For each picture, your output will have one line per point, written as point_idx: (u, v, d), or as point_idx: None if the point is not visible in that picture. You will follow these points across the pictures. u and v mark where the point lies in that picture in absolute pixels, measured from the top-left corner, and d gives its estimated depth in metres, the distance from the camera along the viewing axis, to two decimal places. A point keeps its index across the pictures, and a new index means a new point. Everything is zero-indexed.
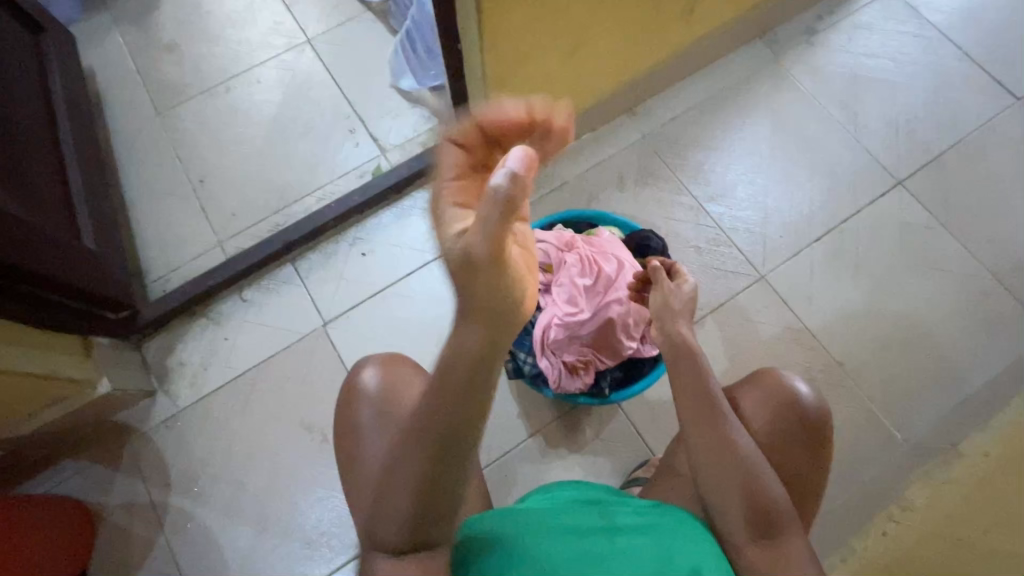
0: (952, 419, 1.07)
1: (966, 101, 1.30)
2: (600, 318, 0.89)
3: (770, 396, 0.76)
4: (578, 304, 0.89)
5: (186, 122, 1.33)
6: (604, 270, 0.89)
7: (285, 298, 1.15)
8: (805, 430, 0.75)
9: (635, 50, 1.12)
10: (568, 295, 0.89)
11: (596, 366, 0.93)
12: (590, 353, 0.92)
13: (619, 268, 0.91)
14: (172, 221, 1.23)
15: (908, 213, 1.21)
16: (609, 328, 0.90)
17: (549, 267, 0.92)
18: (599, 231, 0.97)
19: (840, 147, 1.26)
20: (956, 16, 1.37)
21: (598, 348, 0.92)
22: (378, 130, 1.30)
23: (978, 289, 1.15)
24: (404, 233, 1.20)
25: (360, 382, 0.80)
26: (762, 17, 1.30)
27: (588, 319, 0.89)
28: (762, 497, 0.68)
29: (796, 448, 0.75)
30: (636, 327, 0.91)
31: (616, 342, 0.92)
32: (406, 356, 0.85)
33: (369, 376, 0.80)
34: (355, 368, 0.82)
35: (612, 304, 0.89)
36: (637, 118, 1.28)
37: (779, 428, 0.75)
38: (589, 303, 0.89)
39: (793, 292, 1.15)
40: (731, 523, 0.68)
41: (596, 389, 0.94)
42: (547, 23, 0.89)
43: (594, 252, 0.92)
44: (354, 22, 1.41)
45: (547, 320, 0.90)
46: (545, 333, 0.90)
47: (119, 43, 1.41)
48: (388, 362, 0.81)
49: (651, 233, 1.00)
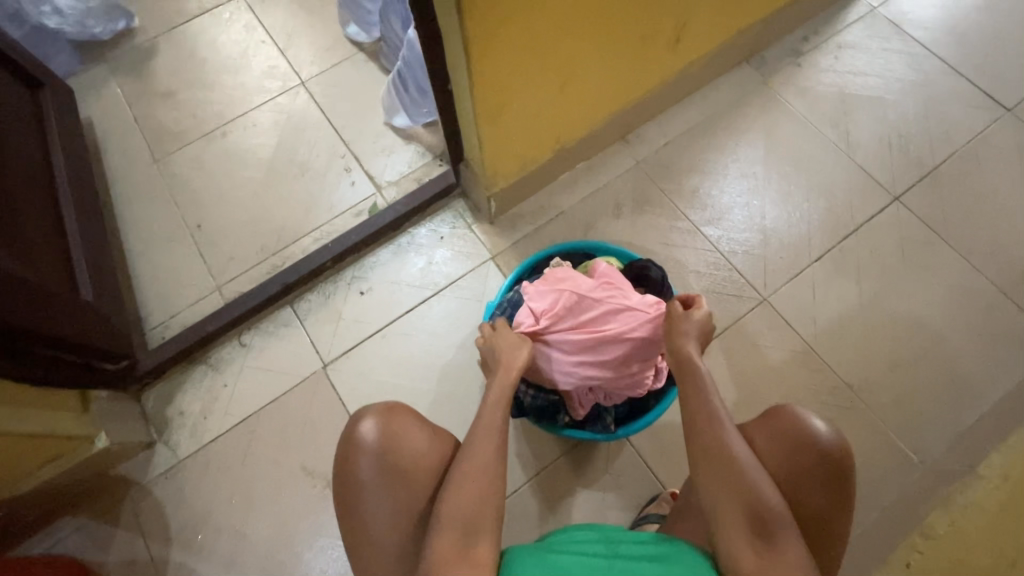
0: (967, 438, 1.05)
1: (957, 114, 1.31)
2: (577, 322, 0.86)
3: (781, 432, 0.76)
4: (549, 305, 0.87)
5: (184, 167, 1.34)
6: (611, 326, 0.85)
7: (284, 341, 1.14)
8: (820, 464, 0.73)
9: (624, 81, 1.13)
10: (541, 306, 0.88)
11: (609, 396, 0.91)
12: (588, 376, 0.86)
13: (610, 276, 0.91)
14: (170, 268, 1.23)
15: (909, 228, 1.20)
16: (593, 334, 0.85)
17: (566, 308, 0.86)
18: (595, 263, 0.95)
19: (833, 165, 1.27)
20: (937, 31, 1.39)
21: (589, 367, 0.86)
22: (373, 168, 1.31)
23: (983, 302, 1.14)
24: (402, 270, 1.19)
25: (360, 434, 0.78)
26: (748, 42, 1.32)
27: (560, 321, 0.87)
28: (765, 522, 0.69)
29: (811, 483, 0.73)
30: (639, 372, 0.88)
31: (604, 356, 0.85)
32: (403, 403, 0.83)
33: (368, 427, 0.78)
34: (355, 417, 0.80)
35: (589, 304, 0.86)
36: (630, 146, 1.29)
37: (801, 473, 0.74)
38: (558, 304, 0.87)
39: (797, 313, 1.14)
40: (729, 536, 0.69)
41: (600, 425, 0.93)
42: (537, 60, 0.91)
43: (610, 302, 0.86)
44: (347, 62, 1.43)
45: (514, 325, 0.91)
46: (549, 365, 0.88)
47: (117, 93, 1.43)
48: (389, 412, 0.80)
49: (650, 262, 0.97)
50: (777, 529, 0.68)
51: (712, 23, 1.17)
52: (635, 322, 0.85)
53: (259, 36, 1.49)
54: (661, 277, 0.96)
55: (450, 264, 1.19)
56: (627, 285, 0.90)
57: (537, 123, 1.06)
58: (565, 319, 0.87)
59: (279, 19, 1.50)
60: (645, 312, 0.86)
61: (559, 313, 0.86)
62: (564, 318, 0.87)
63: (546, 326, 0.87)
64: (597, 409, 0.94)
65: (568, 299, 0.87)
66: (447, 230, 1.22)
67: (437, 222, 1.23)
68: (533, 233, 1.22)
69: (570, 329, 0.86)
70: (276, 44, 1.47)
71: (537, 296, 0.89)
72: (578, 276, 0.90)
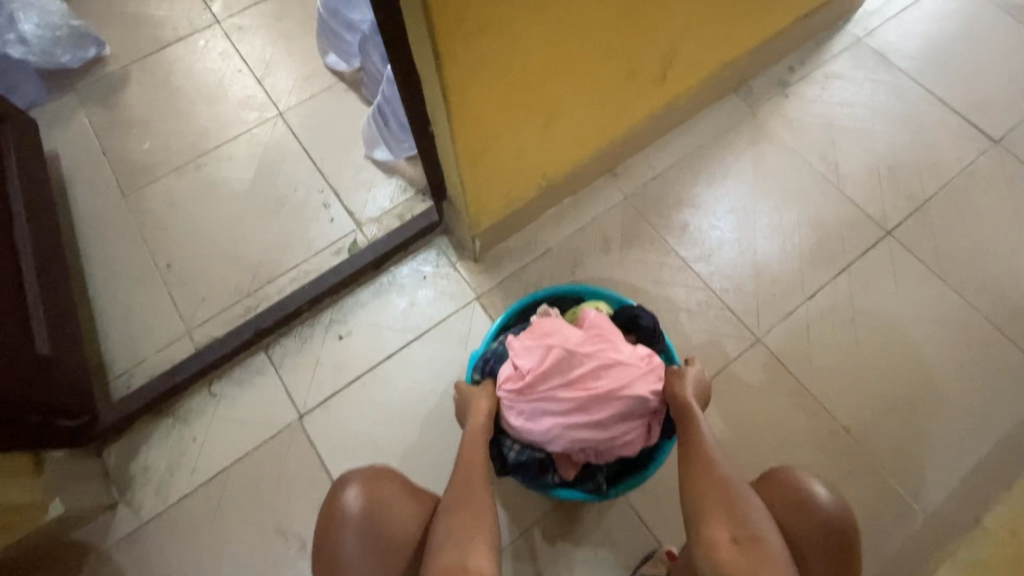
0: (967, 484, 1.02)
1: (945, 145, 1.30)
2: (567, 380, 0.82)
3: (785, 481, 0.80)
4: (536, 361, 0.84)
5: (155, 202, 1.28)
6: (602, 383, 0.81)
7: (258, 390, 1.08)
8: (820, 516, 0.76)
9: (611, 116, 1.11)
10: (528, 362, 0.84)
11: (602, 455, 0.86)
12: (580, 438, 0.81)
13: (599, 325, 0.87)
14: (138, 311, 1.17)
15: (902, 264, 1.18)
16: (584, 392, 0.81)
17: (554, 364, 0.82)
18: (585, 310, 0.91)
19: (825, 199, 1.25)
20: (922, 62, 1.39)
21: (580, 428, 0.81)
22: (353, 203, 1.26)
23: (979, 340, 1.12)
24: (383, 311, 1.14)
25: (343, 504, 0.74)
26: (736, 72, 1.30)
27: (548, 378, 0.83)
28: (746, 525, 0.71)
29: (811, 532, 0.76)
30: (631, 431, 0.83)
31: (596, 416, 0.81)
32: (388, 466, 0.80)
33: (352, 496, 0.74)
34: (339, 482, 0.76)
35: (578, 359, 0.83)
36: (618, 179, 1.26)
37: (801, 522, 0.77)
38: (546, 360, 0.83)
39: (791, 354, 1.11)
40: (710, 530, 0.72)
41: (592, 485, 0.89)
42: (518, 101, 0.88)
43: (599, 356, 0.83)
44: (327, 92, 1.39)
45: (500, 383, 0.86)
46: (536, 426, 0.82)
47: (86, 124, 1.37)
48: (374, 479, 0.76)
49: (641, 309, 0.93)
50: (758, 534, 0.71)
51: (700, 56, 1.15)
52: (627, 378, 0.82)
53: (236, 65, 1.44)
54: (652, 324, 0.92)
55: (433, 306, 1.15)
56: (617, 336, 0.87)
57: (521, 162, 1.02)
58: (553, 375, 0.83)
59: (257, 47, 1.46)
60: (636, 366, 0.83)
61: (547, 370, 0.82)
62: (552, 375, 0.82)
63: (533, 384, 0.83)
64: (589, 467, 0.90)
65: (556, 355, 0.83)
66: (430, 269, 1.18)
67: (419, 261, 1.19)
68: (519, 272, 1.17)
69: (559, 388, 0.82)
70: (253, 73, 1.43)
71: (523, 350, 0.86)
72: (565, 327, 0.87)
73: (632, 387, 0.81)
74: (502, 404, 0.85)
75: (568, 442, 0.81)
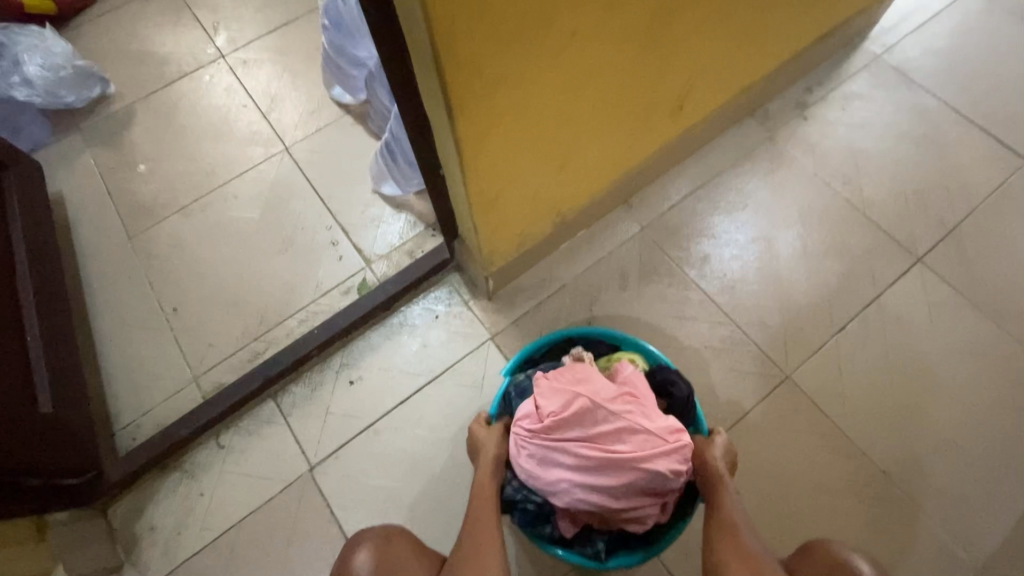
0: (1017, 532, 0.96)
1: (973, 165, 1.25)
2: (587, 434, 0.77)
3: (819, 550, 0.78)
4: (560, 406, 0.79)
5: (159, 244, 1.26)
6: (624, 448, 0.76)
7: (266, 441, 1.05)
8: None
9: (626, 149, 1.07)
10: (550, 406, 0.80)
11: (605, 520, 0.81)
12: (586, 500, 0.76)
13: (632, 383, 0.85)
14: (144, 358, 1.14)
15: (935, 293, 1.13)
16: (601, 452, 0.77)
17: (577, 414, 0.78)
18: (619, 364, 0.89)
19: (850, 225, 1.20)
20: (943, 78, 1.35)
21: (589, 489, 0.76)
22: (362, 240, 1.23)
23: (1021, 373, 1.06)
24: (394, 355, 1.10)
25: (354, 566, 0.74)
26: (752, 96, 1.27)
27: (568, 427, 0.78)
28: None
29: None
30: (641, 505, 0.78)
31: (609, 480, 0.76)
32: (397, 527, 0.81)
33: (363, 560, 0.74)
34: (349, 547, 0.77)
35: (603, 416, 0.78)
36: (633, 210, 1.23)
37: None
38: (570, 407, 0.78)
39: (822, 392, 1.06)
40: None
41: (590, 550, 0.83)
42: (534, 146, 0.85)
43: (627, 419, 0.78)
44: (332, 126, 1.37)
45: (518, 419, 0.82)
46: (543, 475, 0.79)
47: (91, 164, 1.36)
48: (383, 541, 0.77)
49: (678, 378, 0.89)
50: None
51: (716, 84, 1.12)
52: (650, 450, 0.77)
53: (240, 100, 1.42)
54: (685, 396, 0.88)
55: (446, 348, 1.11)
56: (650, 402, 0.82)
57: (537, 202, 0.99)
58: (574, 426, 0.78)
59: (262, 81, 1.45)
60: (663, 441, 0.77)
61: (569, 419, 0.78)
62: (574, 425, 0.78)
63: (551, 429, 0.79)
64: (589, 530, 0.85)
65: (582, 405, 0.78)
66: (442, 309, 1.14)
67: (430, 300, 1.15)
68: (534, 309, 1.14)
69: (577, 441, 0.78)
70: (258, 108, 1.41)
71: (547, 391, 0.81)
72: (597, 379, 0.82)
73: (653, 462, 0.76)
74: (515, 441, 0.82)
75: (573, 500, 0.76)
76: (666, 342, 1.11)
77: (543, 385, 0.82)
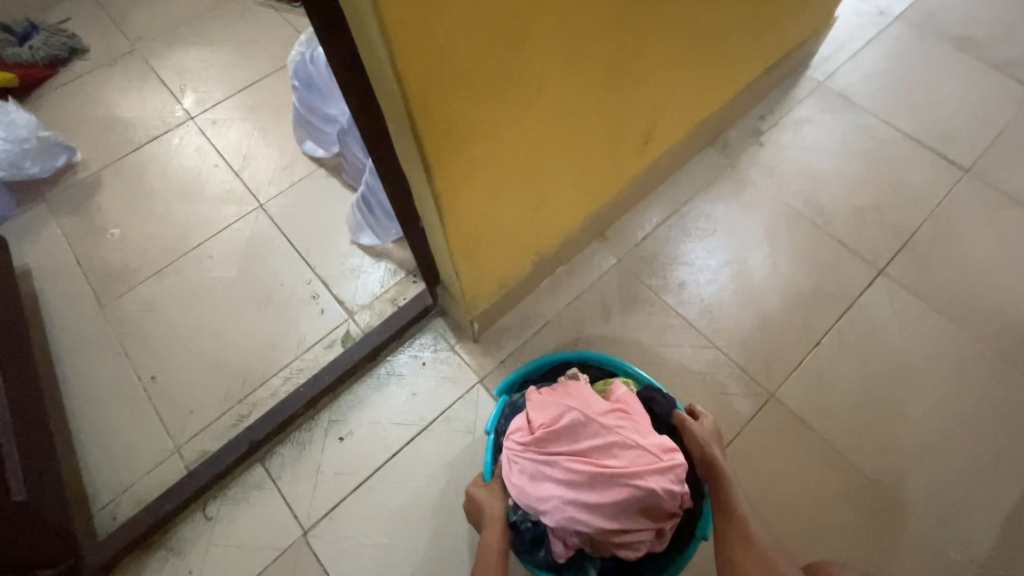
0: (1007, 529, 0.99)
1: (920, 178, 1.33)
2: (579, 447, 0.79)
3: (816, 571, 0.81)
4: (552, 418, 0.82)
5: (133, 311, 1.23)
6: (615, 463, 0.77)
7: (255, 509, 1.01)
8: None
9: (598, 186, 1.11)
10: (542, 419, 0.82)
11: (597, 545, 0.79)
12: (577, 519, 0.75)
13: (626, 402, 0.85)
14: (121, 431, 1.10)
15: (901, 302, 1.18)
16: (593, 467, 0.77)
17: (568, 426, 0.80)
18: (613, 384, 0.90)
19: (814, 243, 1.26)
20: (883, 98, 1.45)
21: (579, 506, 0.76)
22: (343, 291, 1.23)
23: (989, 372, 1.11)
24: (383, 407, 1.09)
25: None
26: (711, 127, 1.33)
27: (558, 439, 0.80)
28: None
29: None
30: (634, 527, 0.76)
31: (600, 498, 0.76)
32: None
33: None
34: None
35: (594, 429, 0.80)
36: (608, 242, 1.26)
37: None
38: (562, 419, 0.81)
39: (807, 408, 1.08)
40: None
41: None
42: (509, 191, 0.88)
43: (618, 433, 0.79)
44: (307, 180, 1.38)
45: (510, 433, 0.84)
46: (535, 492, 0.78)
47: (57, 234, 1.33)
48: None
49: (656, 392, 0.93)
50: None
51: (676, 120, 1.18)
52: (642, 466, 0.77)
53: (212, 160, 1.43)
54: (670, 406, 0.92)
55: (435, 394, 1.10)
56: (642, 419, 0.84)
57: (516, 241, 1.01)
58: (565, 438, 0.80)
59: (233, 140, 1.46)
60: (655, 458, 0.78)
61: (560, 430, 0.80)
62: (565, 437, 0.80)
63: (541, 441, 0.80)
64: (582, 556, 0.83)
65: (572, 417, 0.80)
66: (428, 355, 1.14)
67: (416, 347, 1.15)
68: (520, 348, 1.14)
69: (568, 455, 0.79)
70: (230, 166, 1.41)
71: (539, 407, 0.84)
72: (589, 393, 0.85)
73: (645, 478, 0.76)
74: (507, 456, 0.82)
75: (563, 518, 0.76)
76: (653, 370, 1.13)
77: (535, 402, 0.85)
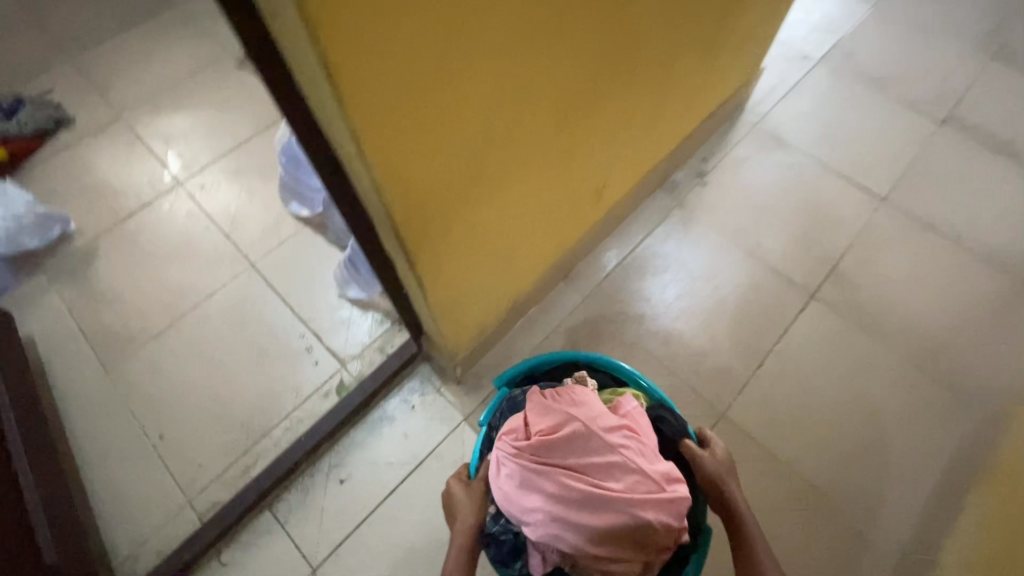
0: (925, 520, 1.15)
1: (843, 209, 1.51)
2: (578, 462, 0.82)
3: None
4: (552, 426, 0.87)
5: (137, 373, 1.32)
6: (613, 485, 0.81)
7: (266, 552, 1.11)
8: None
9: (560, 238, 1.26)
10: (543, 426, 0.87)
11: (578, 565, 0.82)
12: (561, 535, 0.79)
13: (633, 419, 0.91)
14: (134, 488, 1.19)
15: (830, 323, 1.35)
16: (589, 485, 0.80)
17: (568, 437, 0.84)
18: (625, 398, 0.96)
19: (754, 273, 1.42)
20: (809, 137, 1.63)
21: (567, 520, 0.79)
22: (335, 343, 1.34)
23: (907, 382, 1.28)
24: (378, 448, 1.20)
25: None
26: (659, 173, 1.49)
27: (556, 450, 0.84)
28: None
29: None
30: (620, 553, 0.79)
31: (592, 518, 0.78)
32: None
33: None
34: None
35: (596, 447, 0.83)
36: (574, 282, 1.40)
37: None
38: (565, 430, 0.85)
39: (753, 423, 1.23)
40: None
41: None
42: (481, 257, 1.02)
43: (622, 455, 0.83)
44: (294, 239, 1.49)
45: (507, 434, 0.89)
46: (524, 499, 0.82)
47: (57, 302, 1.42)
48: None
49: (666, 413, 1.00)
50: None
51: (626, 174, 1.33)
52: (640, 494, 0.80)
53: (202, 222, 1.53)
54: (679, 430, 0.99)
55: (425, 434, 1.22)
56: (647, 443, 0.88)
57: (490, 294, 1.15)
58: (564, 450, 0.84)
59: (221, 203, 1.56)
60: (653, 487, 0.81)
61: (560, 442, 0.84)
62: (566, 450, 0.84)
63: (538, 446, 0.85)
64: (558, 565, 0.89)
65: (574, 429, 0.85)
66: (417, 399, 1.26)
67: (406, 392, 1.26)
68: None
69: (567, 469, 0.82)
70: (220, 228, 1.52)
71: (542, 418, 0.88)
72: (598, 410, 0.88)
73: (640, 506, 0.79)
74: (500, 457, 0.87)
75: (547, 529, 0.79)
76: None
77: (541, 415, 0.89)
